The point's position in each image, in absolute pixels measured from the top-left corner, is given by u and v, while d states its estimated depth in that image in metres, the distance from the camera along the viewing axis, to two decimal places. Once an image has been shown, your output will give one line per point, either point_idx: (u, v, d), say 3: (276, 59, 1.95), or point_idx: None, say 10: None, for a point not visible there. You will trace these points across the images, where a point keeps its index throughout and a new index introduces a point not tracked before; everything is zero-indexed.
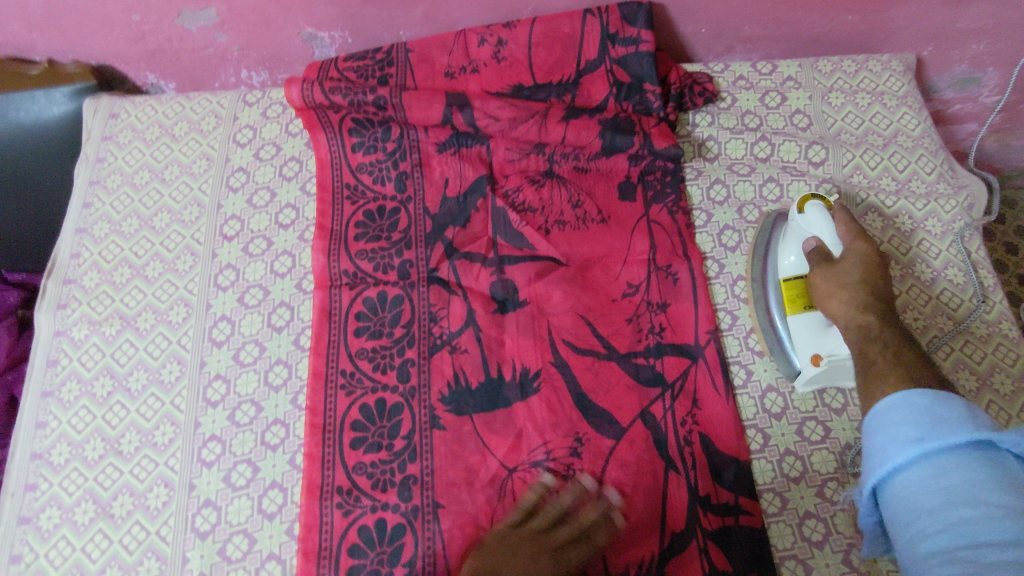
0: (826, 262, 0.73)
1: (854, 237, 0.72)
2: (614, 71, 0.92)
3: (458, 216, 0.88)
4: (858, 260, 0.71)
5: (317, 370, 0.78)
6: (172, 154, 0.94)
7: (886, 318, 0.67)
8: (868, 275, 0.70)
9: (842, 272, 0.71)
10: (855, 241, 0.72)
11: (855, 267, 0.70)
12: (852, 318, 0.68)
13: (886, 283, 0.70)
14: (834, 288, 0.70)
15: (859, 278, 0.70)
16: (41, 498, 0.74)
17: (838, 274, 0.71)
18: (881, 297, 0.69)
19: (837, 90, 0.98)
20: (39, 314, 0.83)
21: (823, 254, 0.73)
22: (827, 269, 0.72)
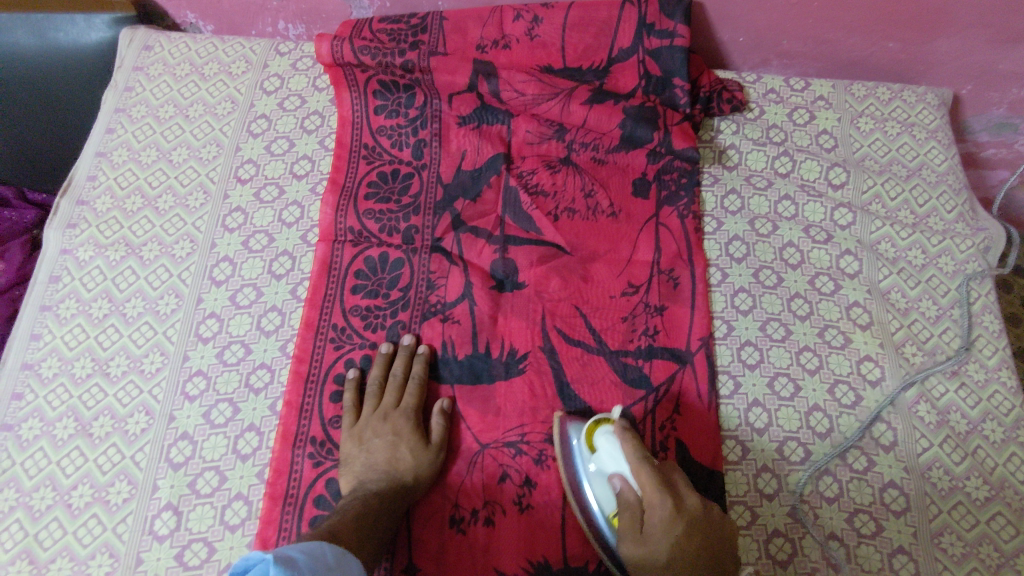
0: (632, 521, 0.64)
1: (654, 486, 0.63)
2: (645, 63, 0.92)
3: (470, 190, 0.88)
4: (670, 515, 0.62)
5: (309, 321, 0.79)
6: (199, 92, 0.94)
7: (704, 560, 0.61)
8: (682, 541, 0.61)
9: (649, 538, 0.62)
10: (654, 484, 0.63)
11: (663, 537, 0.62)
12: (681, 556, 0.61)
13: (702, 535, 0.62)
14: (636, 538, 0.63)
15: (675, 565, 0.61)
16: (25, 408, 0.75)
17: (644, 549, 0.62)
18: (693, 514, 0.63)
19: (867, 116, 0.97)
20: (49, 231, 0.84)
21: (627, 507, 0.64)
22: (635, 536, 0.63)
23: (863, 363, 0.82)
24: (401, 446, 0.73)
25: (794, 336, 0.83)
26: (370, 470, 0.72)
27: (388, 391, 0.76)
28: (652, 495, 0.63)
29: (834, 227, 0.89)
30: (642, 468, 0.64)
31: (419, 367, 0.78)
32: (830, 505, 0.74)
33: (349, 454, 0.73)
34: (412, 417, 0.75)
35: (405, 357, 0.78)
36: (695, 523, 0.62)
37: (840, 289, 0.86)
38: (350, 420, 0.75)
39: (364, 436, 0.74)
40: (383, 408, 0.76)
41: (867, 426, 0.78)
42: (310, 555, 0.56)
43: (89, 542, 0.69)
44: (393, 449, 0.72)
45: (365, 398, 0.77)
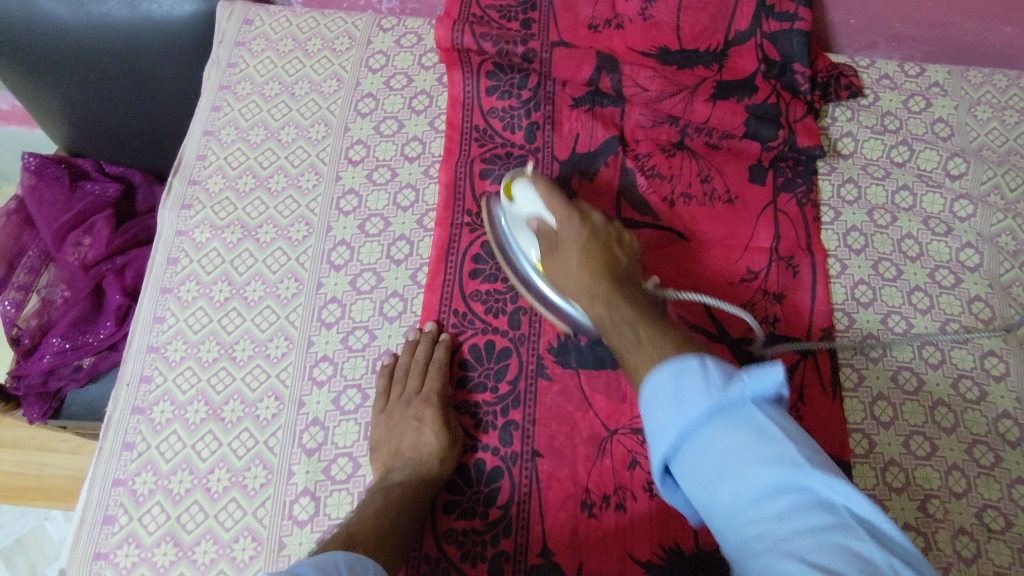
0: (552, 246, 0.71)
1: (552, 196, 0.71)
2: (764, 46, 0.90)
3: (586, 174, 0.87)
4: (578, 225, 0.69)
5: (430, 306, 0.79)
6: (304, 69, 0.93)
7: (614, 278, 0.66)
8: (588, 247, 0.68)
9: (563, 256, 0.69)
10: (563, 210, 0.70)
11: (574, 246, 0.69)
12: (585, 268, 0.67)
13: (604, 248, 0.68)
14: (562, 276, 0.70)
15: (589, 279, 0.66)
16: (155, 391, 0.75)
17: (562, 265, 0.69)
18: (602, 262, 0.67)
19: (984, 104, 0.95)
20: (164, 212, 0.84)
21: (547, 237, 0.71)
22: (555, 255, 0.70)
23: (987, 358, 0.80)
24: (424, 433, 0.70)
25: (915, 330, 0.82)
26: (397, 458, 0.70)
27: (411, 377, 0.74)
28: (564, 218, 0.70)
29: (953, 219, 0.88)
30: (555, 204, 0.71)
31: (442, 349, 0.75)
32: (959, 500, 0.73)
33: (380, 441, 0.72)
34: (433, 401, 0.72)
35: (428, 343, 0.76)
36: (602, 240, 0.69)
37: (960, 283, 0.84)
38: (378, 407, 0.74)
39: (391, 423, 0.72)
40: (408, 394, 0.73)
41: (994, 421, 0.77)
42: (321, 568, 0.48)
43: (231, 526, 0.69)
44: (417, 436, 0.70)
45: (392, 384, 0.75)
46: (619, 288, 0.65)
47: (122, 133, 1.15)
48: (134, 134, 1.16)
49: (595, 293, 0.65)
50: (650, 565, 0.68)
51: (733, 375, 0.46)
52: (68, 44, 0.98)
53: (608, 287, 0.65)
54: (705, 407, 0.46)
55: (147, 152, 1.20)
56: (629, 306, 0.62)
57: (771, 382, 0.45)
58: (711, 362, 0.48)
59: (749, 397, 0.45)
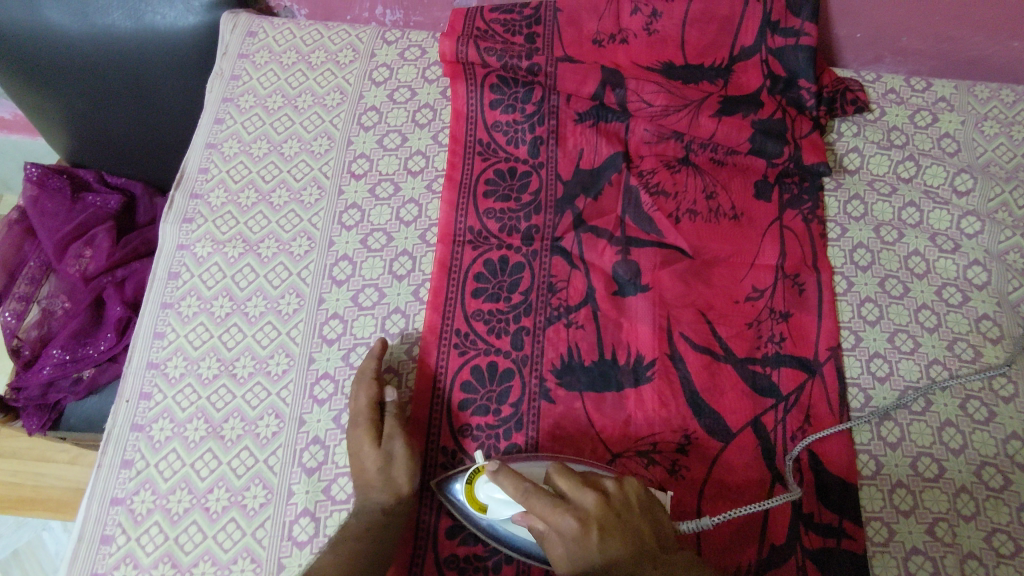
0: (546, 541, 0.63)
1: (553, 504, 0.62)
2: (769, 62, 0.90)
3: (590, 189, 0.86)
4: (585, 496, 0.62)
5: (433, 323, 0.78)
6: (307, 81, 0.93)
7: (621, 526, 0.62)
8: (599, 512, 0.62)
9: (557, 515, 0.61)
10: (564, 470, 0.64)
11: (576, 513, 0.62)
12: (591, 535, 0.60)
13: (614, 514, 0.62)
14: (560, 539, 0.61)
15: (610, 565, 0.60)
16: (154, 408, 0.75)
17: (553, 537, 0.62)
18: (609, 516, 0.62)
19: (992, 120, 0.94)
20: (165, 226, 0.83)
21: (527, 489, 0.64)
22: (550, 507, 0.62)
23: (995, 378, 0.79)
24: (363, 455, 0.69)
25: (922, 349, 0.81)
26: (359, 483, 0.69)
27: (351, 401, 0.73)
28: (559, 476, 0.64)
29: (960, 236, 0.87)
30: (528, 490, 0.63)
31: (370, 362, 0.74)
32: (967, 523, 0.72)
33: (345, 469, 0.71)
34: (364, 421, 0.70)
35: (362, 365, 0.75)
36: (607, 497, 0.63)
37: (968, 301, 0.83)
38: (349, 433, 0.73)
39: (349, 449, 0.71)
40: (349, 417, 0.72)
41: (1002, 443, 0.76)
42: None
43: (229, 547, 0.68)
44: (357, 461, 0.69)
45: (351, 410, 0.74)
46: (627, 540, 0.61)
47: (125, 144, 1.15)
48: (137, 145, 1.15)
49: (599, 533, 0.60)
50: None
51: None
52: (70, 55, 0.98)
53: (619, 541, 0.61)
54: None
55: (150, 162, 1.19)
56: (631, 557, 0.60)
57: None
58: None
59: None
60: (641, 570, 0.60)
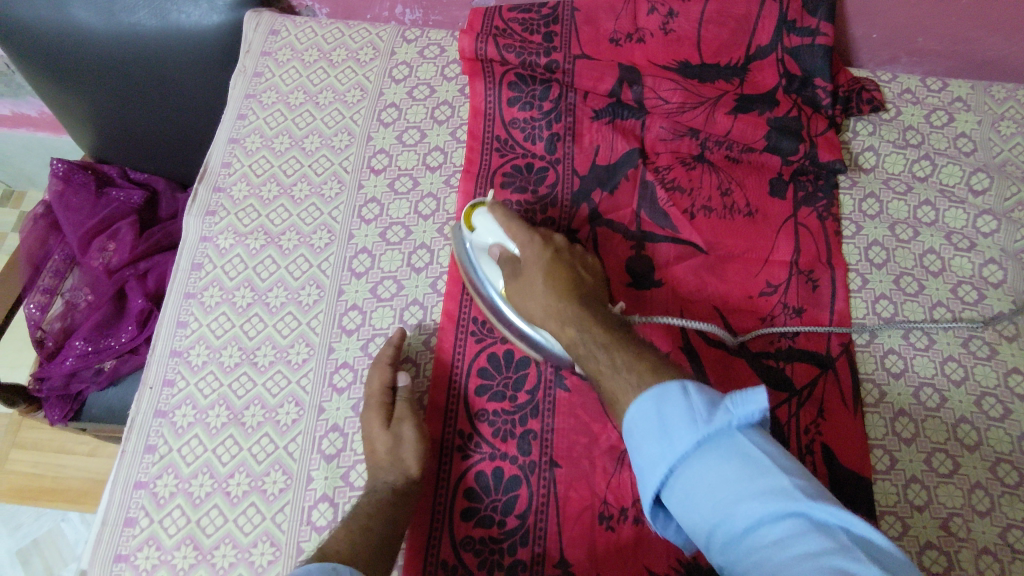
0: (515, 275, 0.71)
1: (527, 229, 0.72)
2: (785, 61, 0.90)
3: (606, 185, 0.87)
4: (539, 254, 0.71)
5: (450, 314, 0.79)
6: (328, 79, 0.95)
7: (580, 301, 0.66)
8: (552, 275, 0.69)
9: (528, 272, 0.70)
10: (522, 234, 0.72)
11: (540, 271, 0.69)
12: (550, 291, 0.67)
13: (566, 270, 0.69)
14: (525, 299, 0.70)
15: (550, 295, 0.67)
16: (177, 395, 0.76)
17: (528, 289, 0.69)
18: (564, 287, 0.68)
19: (1008, 119, 0.94)
20: (189, 218, 0.85)
21: (511, 263, 0.72)
22: (516, 279, 0.71)
23: (1011, 376, 0.79)
24: (376, 439, 0.70)
25: (937, 346, 0.81)
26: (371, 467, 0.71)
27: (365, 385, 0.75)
28: (522, 239, 0.72)
29: (976, 234, 0.87)
30: (511, 223, 0.73)
31: (387, 348, 0.76)
32: (982, 518, 0.72)
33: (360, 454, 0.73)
34: (376, 404, 0.72)
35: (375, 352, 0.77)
36: (560, 260, 0.70)
37: (984, 299, 0.83)
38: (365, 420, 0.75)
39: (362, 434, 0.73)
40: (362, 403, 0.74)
41: (1017, 439, 0.76)
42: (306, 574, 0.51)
43: (249, 531, 0.69)
44: (371, 445, 0.71)
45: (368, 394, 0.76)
46: (577, 303, 0.66)
47: (148, 140, 1.17)
48: (160, 141, 1.18)
49: (557, 316, 0.66)
50: None
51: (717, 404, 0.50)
52: (99, 55, 1.01)
53: (579, 309, 0.65)
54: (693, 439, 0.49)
55: (171, 159, 1.22)
56: (594, 312, 0.65)
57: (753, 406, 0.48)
58: (694, 390, 0.51)
59: (733, 423, 0.49)
60: (596, 330, 0.63)
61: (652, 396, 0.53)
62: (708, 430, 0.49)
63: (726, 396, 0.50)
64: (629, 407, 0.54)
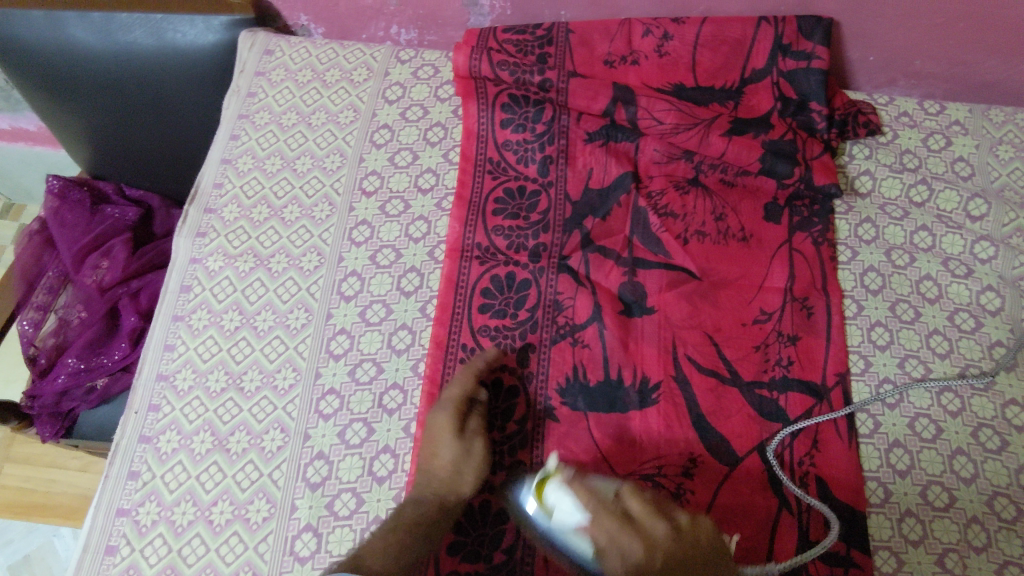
0: (615, 525, 0.62)
1: (622, 528, 0.62)
2: (781, 85, 0.90)
3: (598, 208, 0.86)
4: (635, 551, 0.61)
5: (439, 340, 0.78)
6: (321, 99, 0.94)
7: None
8: (666, 570, 0.60)
9: (626, 535, 0.61)
10: (605, 521, 0.62)
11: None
12: (658, 575, 0.60)
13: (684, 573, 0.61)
14: (619, 556, 0.62)
15: (665, 569, 0.61)
16: (162, 419, 0.76)
17: (631, 540, 0.61)
18: (683, 572, 0.61)
19: (1007, 143, 0.93)
20: (178, 239, 0.85)
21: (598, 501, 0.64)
22: (620, 523, 0.62)
23: (1008, 407, 0.78)
24: (438, 448, 0.70)
25: (933, 375, 0.80)
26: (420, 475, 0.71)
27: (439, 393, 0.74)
28: (598, 525, 0.62)
29: (973, 261, 0.86)
30: (602, 515, 0.63)
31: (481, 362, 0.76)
32: (978, 554, 0.71)
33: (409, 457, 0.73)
34: (448, 414, 0.72)
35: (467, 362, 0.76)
36: (678, 561, 0.61)
37: (981, 327, 0.82)
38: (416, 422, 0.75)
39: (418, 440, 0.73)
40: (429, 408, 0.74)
41: (1014, 473, 0.75)
42: None
43: (232, 560, 0.69)
44: (430, 452, 0.70)
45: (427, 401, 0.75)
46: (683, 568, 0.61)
47: (144, 157, 1.17)
48: (155, 158, 1.17)
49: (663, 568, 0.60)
50: None
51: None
52: (95, 71, 1.01)
53: None
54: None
55: (166, 175, 1.21)
56: None
57: None
58: None
59: None
60: None
61: None
62: None
63: None
64: None
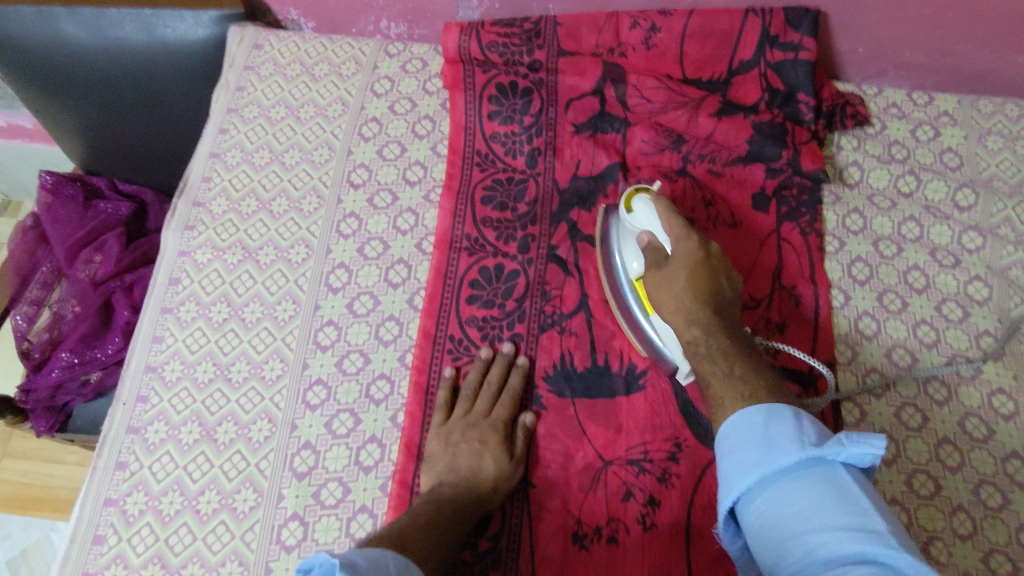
0: (659, 266, 0.71)
1: (686, 227, 0.70)
2: (768, 76, 0.90)
3: (586, 199, 0.86)
4: (690, 247, 0.69)
5: (427, 330, 0.79)
6: (310, 93, 0.95)
7: (714, 308, 0.67)
8: (694, 275, 0.69)
9: (670, 265, 0.70)
10: (678, 234, 0.70)
11: (682, 269, 0.69)
12: (689, 293, 0.68)
13: (711, 278, 0.69)
14: (677, 258, 0.70)
15: (691, 292, 0.68)
16: (150, 411, 0.76)
17: (667, 281, 0.70)
18: (707, 292, 0.68)
19: (996, 134, 0.93)
20: (167, 232, 0.85)
21: (655, 251, 0.72)
22: (656, 270, 0.71)
23: (995, 396, 0.78)
24: (484, 455, 0.71)
25: (921, 364, 0.80)
26: (450, 474, 0.71)
27: (482, 399, 0.75)
28: (676, 239, 0.70)
29: (961, 251, 0.86)
30: (671, 215, 0.71)
31: (518, 376, 0.76)
32: (963, 542, 0.71)
33: (433, 453, 0.72)
34: (498, 428, 0.74)
35: (503, 366, 0.77)
36: (711, 269, 0.69)
37: (968, 317, 0.82)
38: (440, 419, 0.75)
39: (450, 440, 0.73)
40: (474, 415, 0.74)
41: (1001, 461, 0.74)
42: (373, 565, 0.53)
43: (218, 549, 0.69)
44: (477, 457, 0.71)
45: (458, 401, 0.76)
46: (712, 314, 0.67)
47: (137, 153, 1.18)
48: (148, 154, 1.18)
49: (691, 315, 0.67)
50: None
51: (830, 437, 0.51)
52: (87, 67, 1.01)
53: (710, 318, 0.67)
54: (800, 457, 0.51)
55: (159, 170, 1.22)
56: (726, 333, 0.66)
57: (869, 450, 0.50)
58: (805, 418, 0.55)
59: (843, 457, 0.50)
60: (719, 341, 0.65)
61: (760, 413, 0.56)
62: (817, 460, 0.51)
63: (842, 436, 0.51)
64: (732, 417, 0.57)
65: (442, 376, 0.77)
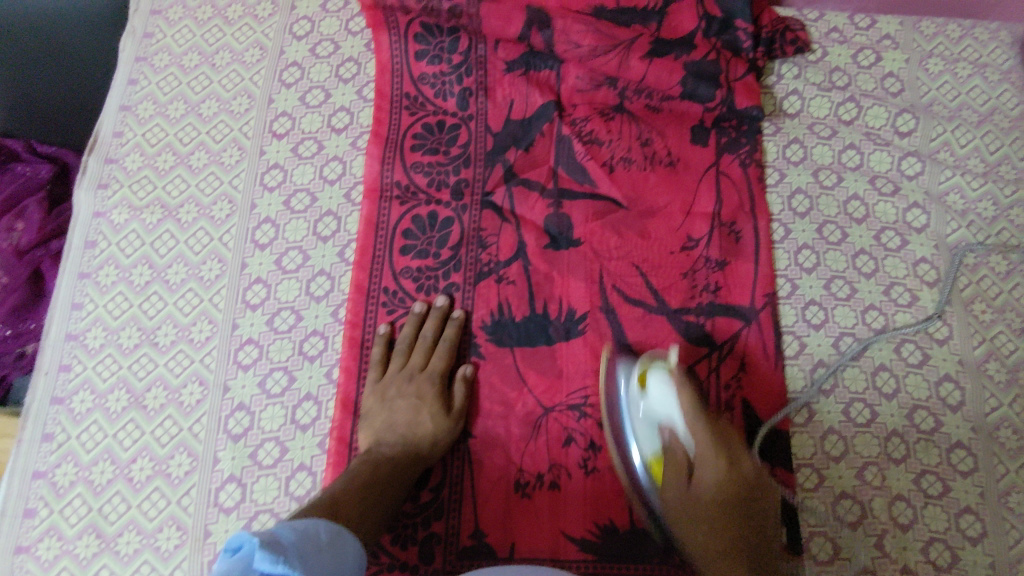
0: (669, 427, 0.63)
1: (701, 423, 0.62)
2: (704, 3, 0.86)
3: (521, 140, 0.83)
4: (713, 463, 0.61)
5: (359, 284, 0.76)
6: (224, 38, 0.89)
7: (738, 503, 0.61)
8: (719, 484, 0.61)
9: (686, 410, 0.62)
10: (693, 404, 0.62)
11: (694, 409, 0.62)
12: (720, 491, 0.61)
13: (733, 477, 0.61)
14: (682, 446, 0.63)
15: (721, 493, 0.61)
16: (74, 380, 0.73)
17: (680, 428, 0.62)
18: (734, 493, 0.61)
19: (937, 57, 0.91)
20: (78, 193, 0.81)
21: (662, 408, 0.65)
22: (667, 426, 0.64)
23: (931, 321, 0.78)
24: (422, 411, 0.70)
25: (859, 295, 0.80)
26: (388, 431, 0.69)
27: (417, 352, 0.74)
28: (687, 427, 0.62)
29: (900, 178, 0.85)
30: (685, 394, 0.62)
31: (454, 327, 0.75)
32: (896, 465, 0.73)
33: (370, 410, 0.71)
34: (435, 381, 0.72)
35: (437, 319, 0.75)
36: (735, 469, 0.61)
37: (906, 245, 0.82)
38: (374, 375, 0.73)
39: (385, 396, 0.71)
40: (410, 369, 0.73)
41: (935, 385, 0.76)
42: (303, 534, 0.50)
43: (155, 515, 0.68)
44: (415, 413, 0.70)
45: (393, 356, 0.74)
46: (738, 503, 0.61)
47: None
48: None
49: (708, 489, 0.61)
50: (584, 543, 0.68)
51: None
52: None
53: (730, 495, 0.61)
54: None
55: None
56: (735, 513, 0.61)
57: None
58: None
59: None
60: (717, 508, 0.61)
61: None
62: None
63: None
64: None
65: (376, 331, 0.75)
